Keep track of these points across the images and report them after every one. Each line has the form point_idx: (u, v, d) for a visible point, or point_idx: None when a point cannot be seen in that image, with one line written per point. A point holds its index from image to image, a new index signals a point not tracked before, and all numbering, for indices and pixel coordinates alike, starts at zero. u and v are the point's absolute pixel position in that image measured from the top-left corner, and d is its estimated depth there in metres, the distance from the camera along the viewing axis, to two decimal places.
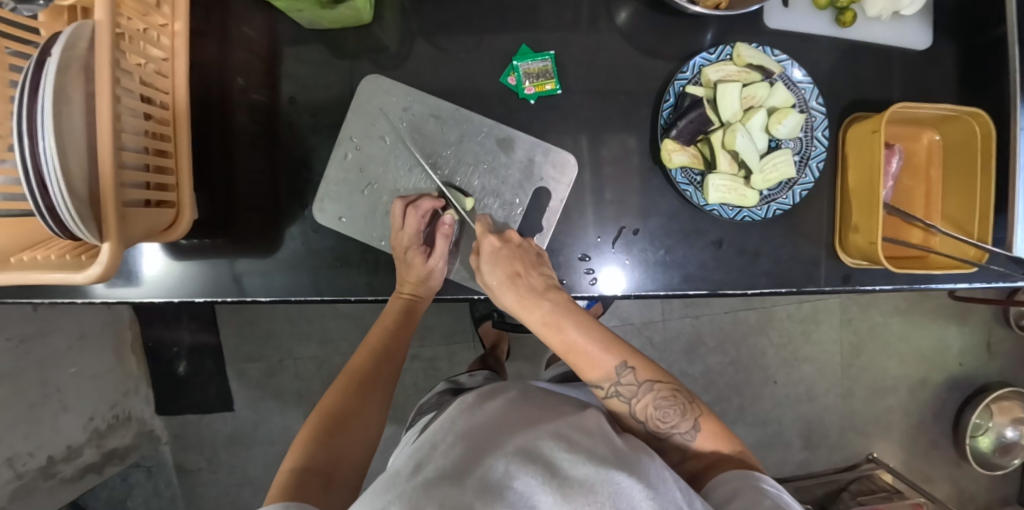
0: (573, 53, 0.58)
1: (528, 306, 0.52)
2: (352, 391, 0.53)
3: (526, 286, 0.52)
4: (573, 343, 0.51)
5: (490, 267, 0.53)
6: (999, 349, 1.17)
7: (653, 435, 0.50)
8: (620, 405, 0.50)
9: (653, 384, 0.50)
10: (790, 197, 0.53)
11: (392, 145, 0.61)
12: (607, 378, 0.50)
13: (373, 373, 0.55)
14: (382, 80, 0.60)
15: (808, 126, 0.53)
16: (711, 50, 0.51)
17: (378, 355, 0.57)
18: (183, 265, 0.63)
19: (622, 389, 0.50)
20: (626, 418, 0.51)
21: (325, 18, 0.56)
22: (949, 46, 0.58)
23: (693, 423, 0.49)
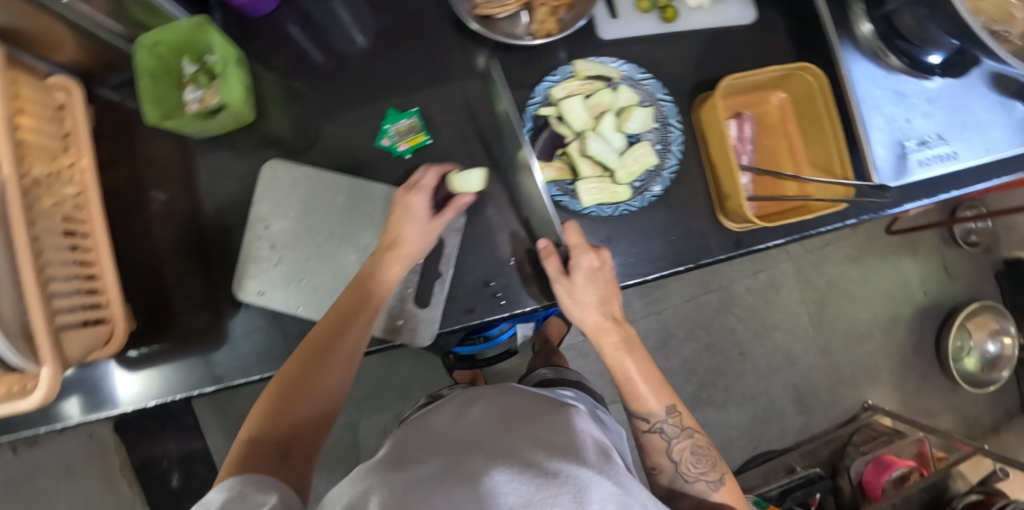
0: (444, 102, 0.64)
1: (608, 328, 0.56)
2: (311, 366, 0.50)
3: (611, 313, 0.56)
4: (632, 371, 0.56)
5: (585, 284, 0.54)
6: (956, 270, 1.19)
7: (678, 474, 0.54)
8: (660, 439, 0.54)
9: (693, 433, 0.55)
10: (661, 183, 0.57)
11: (295, 222, 0.61)
12: (661, 412, 0.55)
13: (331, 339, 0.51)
14: (280, 164, 0.61)
15: (661, 116, 0.57)
16: (554, 72, 0.57)
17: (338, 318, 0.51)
18: (157, 368, 0.66)
19: (669, 425, 0.55)
20: (657, 454, 0.55)
21: (211, 126, 0.61)
22: (775, 14, 0.63)
23: (718, 478, 0.53)
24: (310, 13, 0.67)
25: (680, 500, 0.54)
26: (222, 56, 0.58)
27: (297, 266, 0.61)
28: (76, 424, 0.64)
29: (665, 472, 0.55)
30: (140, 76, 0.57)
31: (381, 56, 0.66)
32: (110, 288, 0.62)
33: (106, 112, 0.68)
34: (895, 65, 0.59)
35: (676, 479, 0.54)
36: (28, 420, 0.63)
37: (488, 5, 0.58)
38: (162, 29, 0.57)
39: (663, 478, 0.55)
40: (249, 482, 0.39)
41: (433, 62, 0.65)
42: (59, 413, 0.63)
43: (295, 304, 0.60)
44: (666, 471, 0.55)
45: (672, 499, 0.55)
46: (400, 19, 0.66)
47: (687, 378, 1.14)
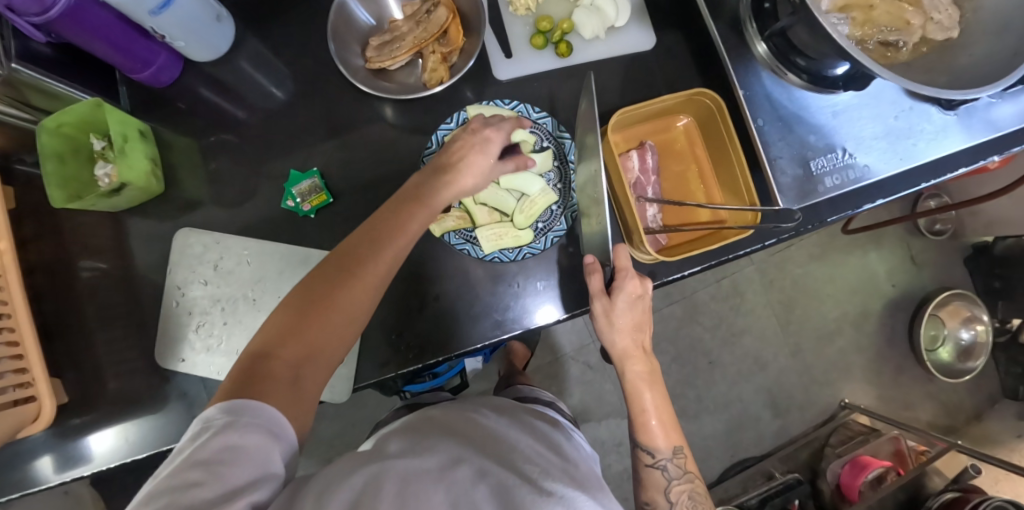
0: (353, 153, 0.64)
1: (636, 357, 0.54)
2: (348, 263, 0.43)
3: (643, 344, 0.54)
4: (643, 408, 0.53)
5: (626, 309, 0.52)
6: (924, 259, 1.17)
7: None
8: (659, 477, 0.52)
9: (693, 479, 0.52)
10: (564, 222, 0.56)
11: (211, 288, 0.62)
12: (667, 450, 0.52)
13: (350, 253, 0.44)
14: (191, 232, 0.62)
15: (560, 154, 0.57)
16: (448, 121, 0.57)
17: (374, 230, 0.45)
18: (133, 426, 0.66)
19: (671, 464, 0.52)
20: (652, 491, 0.52)
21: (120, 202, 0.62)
22: (676, 36, 0.62)
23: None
24: (218, 75, 0.67)
25: None
26: (123, 138, 0.59)
27: (214, 330, 0.61)
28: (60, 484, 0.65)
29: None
30: (43, 158, 0.58)
31: (289, 113, 0.66)
32: (35, 364, 0.62)
33: (28, 188, 0.69)
34: (795, 82, 0.58)
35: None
36: (17, 483, 0.65)
37: (379, 58, 0.58)
38: (62, 112, 0.58)
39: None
40: (252, 410, 0.35)
41: (340, 114, 0.65)
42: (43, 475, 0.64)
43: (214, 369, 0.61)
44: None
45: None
46: (307, 76, 0.66)
47: None
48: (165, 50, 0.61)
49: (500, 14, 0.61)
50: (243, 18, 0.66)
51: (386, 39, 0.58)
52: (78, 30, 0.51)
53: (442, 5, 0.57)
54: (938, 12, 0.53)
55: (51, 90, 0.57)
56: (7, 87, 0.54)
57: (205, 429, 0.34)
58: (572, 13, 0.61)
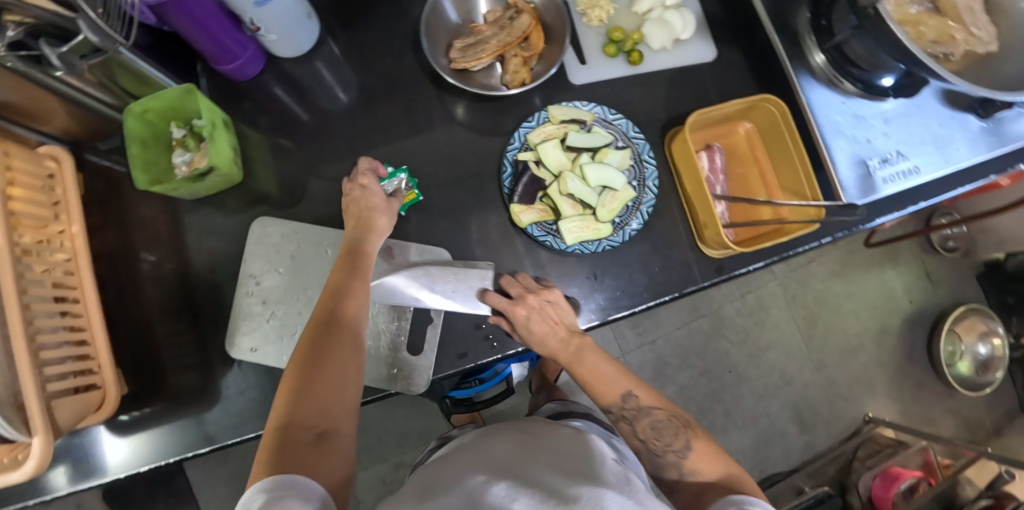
0: (427, 149, 0.66)
1: (560, 339, 0.54)
2: (321, 337, 0.49)
3: (558, 337, 0.54)
4: (593, 372, 0.54)
5: (535, 318, 0.53)
6: (939, 276, 1.22)
7: (651, 453, 0.51)
8: (625, 428, 0.52)
9: (653, 411, 0.52)
10: (640, 217, 0.59)
11: (286, 278, 0.62)
12: (619, 401, 0.53)
13: (327, 320, 0.50)
14: (266, 223, 0.63)
15: (635, 154, 0.60)
16: (530, 119, 0.59)
17: (329, 298, 0.51)
18: (149, 431, 0.65)
19: (627, 411, 0.52)
20: (629, 439, 0.52)
21: (197, 189, 0.62)
22: (734, 51, 0.67)
23: (683, 446, 0.49)
24: (293, 74, 0.69)
25: (667, 477, 0.50)
26: (213, 121, 0.60)
27: (288, 321, 0.62)
28: (70, 493, 0.63)
29: (644, 455, 0.51)
30: (130, 140, 0.58)
31: (363, 111, 0.68)
32: (99, 350, 0.62)
33: (95, 178, 0.69)
34: (850, 91, 0.62)
35: (651, 458, 0.51)
36: (23, 492, 0.62)
37: (464, 58, 0.61)
38: (152, 97, 0.58)
39: (646, 463, 0.52)
40: (286, 483, 0.39)
41: (413, 114, 0.68)
42: (51, 483, 0.62)
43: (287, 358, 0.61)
44: (640, 453, 0.52)
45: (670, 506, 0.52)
46: (381, 77, 0.69)
47: (685, 404, 1.14)
48: (252, 44, 0.63)
49: (574, 24, 0.65)
50: (322, 22, 0.69)
51: (469, 42, 0.61)
52: (182, 14, 0.53)
53: (525, 12, 0.61)
54: (979, 28, 0.58)
55: (143, 74, 0.58)
56: (104, 69, 0.55)
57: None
58: (641, 25, 0.65)
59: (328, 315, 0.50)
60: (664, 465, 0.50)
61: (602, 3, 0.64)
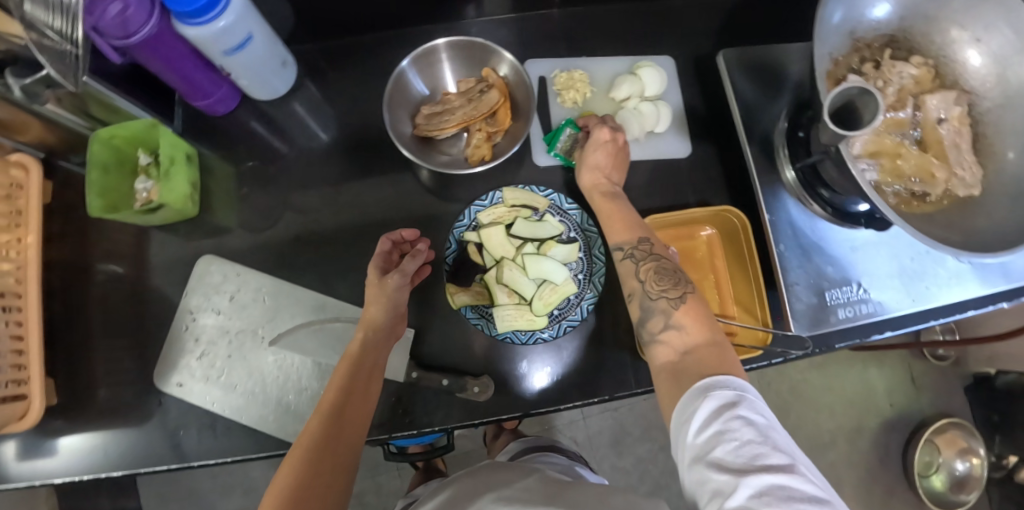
0: (385, 206, 0.66)
1: (599, 183, 0.56)
2: (329, 429, 0.46)
3: (607, 182, 0.56)
4: (615, 210, 0.54)
5: (593, 152, 0.57)
6: (924, 382, 1.16)
7: (644, 295, 0.48)
8: (626, 263, 0.50)
9: (659, 257, 0.50)
10: (579, 312, 0.57)
11: (222, 319, 0.62)
12: (631, 239, 0.51)
13: (341, 416, 0.47)
14: (212, 262, 0.64)
15: (585, 247, 0.58)
16: (482, 197, 0.58)
17: (337, 411, 0.47)
18: (67, 444, 0.64)
19: (639, 250, 0.50)
20: (627, 278, 0.50)
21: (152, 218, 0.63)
22: (710, 147, 0.65)
23: (679, 295, 0.46)
24: (269, 112, 0.70)
25: (648, 327, 0.46)
26: (171, 157, 0.61)
27: (216, 363, 0.62)
28: None
29: (635, 296, 0.48)
30: (90, 165, 0.59)
31: (330, 159, 0.68)
32: (31, 363, 0.62)
33: (63, 187, 0.70)
34: (818, 212, 0.59)
35: (642, 302, 0.47)
36: None
37: (428, 125, 0.60)
38: (117, 126, 0.60)
39: (634, 308, 0.48)
40: None
41: (378, 169, 0.67)
42: None
43: (208, 400, 0.60)
44: (636, 296, 0.48)
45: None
46: (353, 127, 0.69)
47: (642, 478, 1.10)
48: (226, 83, 0.64)
49: (548, 103, 0.64)
50: (304, 64, 0.70)
51: (436, 110, 0.61)
52: (154, 57, 0.54)
53: (495, 88, 0.60)
54: (963, 168, 0.55)
55: (115, 106, 0.59)
56: (71, 97, 0.56)
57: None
58: (615, 112, 0.64)
59: (345, 405, 0.48)
60: (652, 312, 0.47)
61: (578, 85, 0.63)
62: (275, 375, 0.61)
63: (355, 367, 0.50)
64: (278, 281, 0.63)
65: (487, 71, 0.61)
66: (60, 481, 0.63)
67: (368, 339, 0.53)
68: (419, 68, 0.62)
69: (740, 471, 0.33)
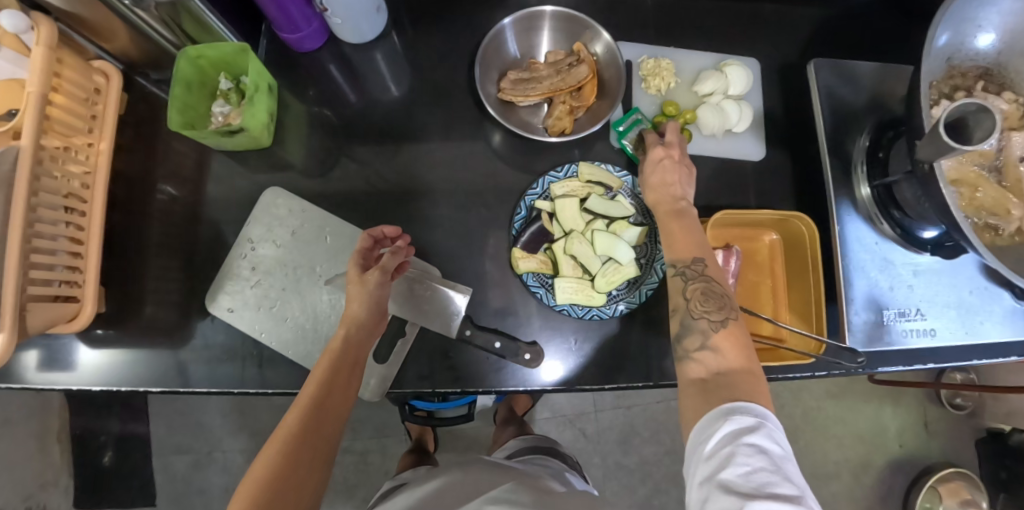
0: (453, 164, 0.66)
1: (660, 193, 0.53)
2: (309, 424, 0.47)
3: (671, 196, 0.53)
4: (681, 228, 0.51)
5: (655, 165, 0.55)
6: (937, 428, 1.16)
7: (687, 313, 0.47)
8: (676, 281, 0.48)
9: (710, 279, 0.47)
10: (638, 295, 0.57)
11: (281, 253, 0.63)
12: (686, 259, 0.49)
13: (321, 412, 0.49)
14: (280, 195, 0.64)
15: (652, 233, 0.58)
16: (558, 169, 0.58)
17: (315, 405, 0.48)
18: (112, 354, 0.65)
19: (691, 270, 0.48)
20: (672, 294, 0.48)
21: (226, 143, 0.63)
22: (785, 154, 0.65)
23: (721, 319, 0.46)
24: (351, 57, 0.70)
25: (685, 342, 0.46)
26: (257, 86, 0.61)
27: (269, 295, 0.62)
28: (21, 388, 0.63)
29: (677, 314, 0.47)
30: (176, 81, 0.59)
31: (403, 111, 0.68)
32: (88, 269, 0.62)
33: (138, 100, 0.70)
34: (886, 232, 0.59)
35: (683, 319, 0.47)
36: None
37: (512, 91, 0.60)
38: (208, 46, 0.59)
39: (673, 323, 0.48)
40: None
41: (450, 127, 0.67)
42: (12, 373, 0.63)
43: (257, 330, 0.61)
44: (677, 313, 0.48)
45: None
46: (430, 82, 0.68)
47: (642, 480, 1.11)
48: (317, 21, 0.64)
49: (631, 87, 0.64)
50: (392, 15, 0.70)
51: (523, 77, 0.61)
52: None
53: (585, 63, 0.60)
54: None
55: (207, 24, 0.60)
56: (170, 8, 0.56)
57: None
58: (698, 106, 0.63)
59: (325, 402, 0.49)
60: (692, 330, 0.46)
61: (665, 74, 0.63)
62: (327, 316, 0.62)
63: (337, 362, 0.51)
64: (338, 227, 0.64)
65: (579, 46, 0.61)
66: (101, 388, 0.64)
67: (351, 335, 0.53)
68: (515, 31, 0.62)
69: (748, 495, 0.34)
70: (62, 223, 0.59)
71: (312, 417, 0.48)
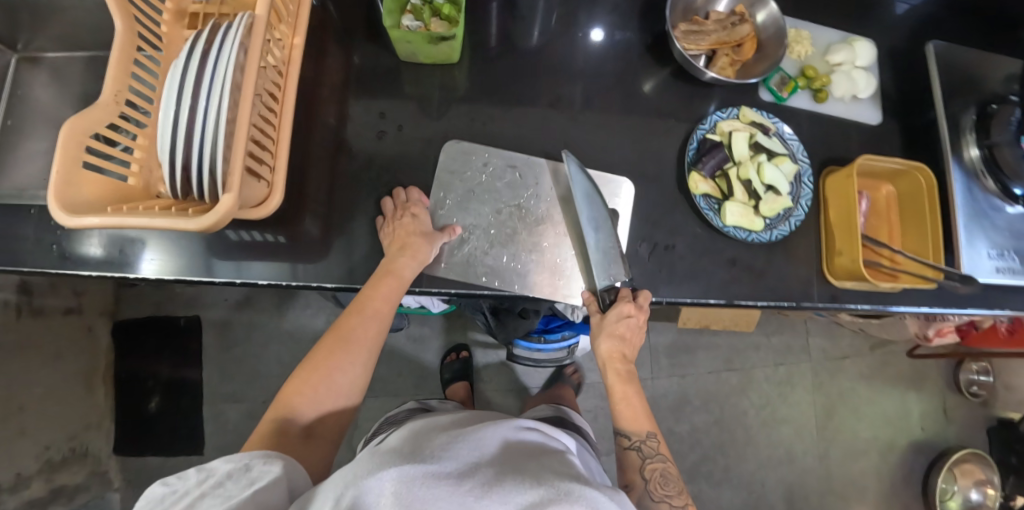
0: (612, 96, 0.68)
1: (616, 358, 0.63)
2: (332, 351, 0.57)
3: (620, 350, 0.63)
4: (608, 348, 0.62)
5: (613, 321, 0.60)
6: (955, 414, 1.28)
7: (647, 493, 0.57)
8: (635, 456, 0.60)
9: (664, 461, 0.60)
10: (788, 226, 0.63)
11: (472, 192, 0.64)
12: (643, 435, 0.61)
13: (348, 343, 0.58)
14: (463, 144, 0.65)
15: (799, 173, 0.64)
16: (723, 110, 0.64)
17: (342, 346, 0.58)
18: (242, 247, 0.60)
19: (645, 446, 0.61)
20: (631, 472, 0.60)
21: (426, 51, 0.63)
22: (901, 121, 0.72)
23: (679, 505, 0.56)
24: None
25: None
26: None
27: (467, 240, 0.62)
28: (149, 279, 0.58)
29: (636, 491, 0.58)
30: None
31: (561, 37, 0.69)
32: (278, 156, 0.56)
33: None
34: (989, 188, 0.67)
35: (642, 497, 0.57)
36: (109, 263, 0.58)
37: (685, 40, 0.65)
38: None
39: (631, 498, 0.58)
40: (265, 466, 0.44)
41: (612, 63, 0.69)
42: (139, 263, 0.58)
43: (437, 269, 0.62)
44: (636, 491, 0.58)
45: None
46: (593, 18, 0.70)
47: (694, 445, 1.16)
48: None
49: None
50: None
51: (692, 28, 0.67)
52: None
53: (748, 22, 0.66)
54: None
55: None
56: None
57: (222, 483, 0.42)
58: (830, 72, 0.71)
59: (350, 341, 0.58)
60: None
61: (805, 42, 0.70)
62: (535, 250, 0.62)
63: (339, 337, 0.58)
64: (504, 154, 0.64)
65: (740, 9, 0.67)
66: (239, 282, 0.59)
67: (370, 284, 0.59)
68: None
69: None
70: (261, 97, 0.53)
71: (330, 343, 0.58)
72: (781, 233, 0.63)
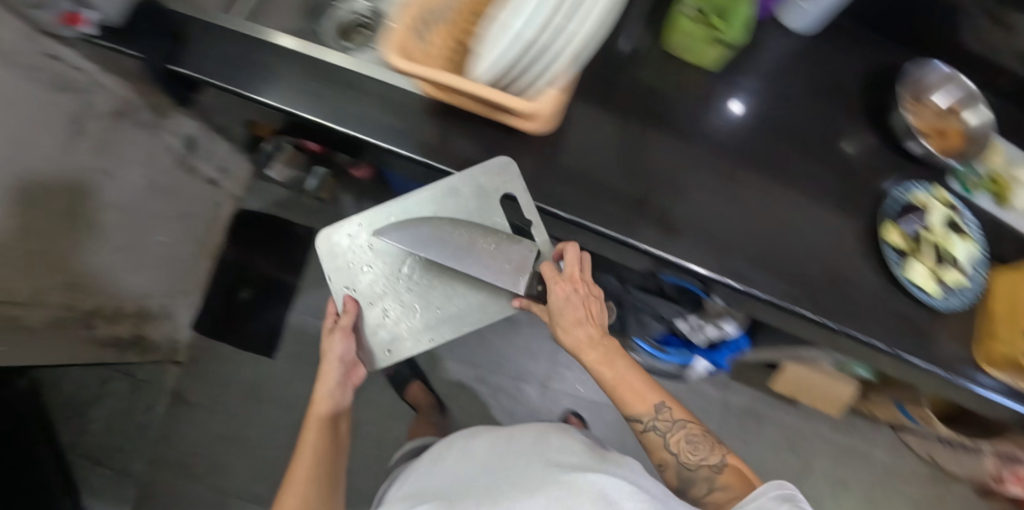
0: (825, 136, 0.72)
1: (587, 348, 0.69)
2: (312, 433, 0.76)
3: (587, 332, 0.69)
4: (575, 338, 0.68)
5: (569, 301, 0.67)
6: None
7: (682, 465, 0.68)
8: (657, 436, 0.69)
9: (683, 424, 0.69)
10: (960, 302, 0.68)
11: (369, 248, 0.77)
12: (650, 412, 0.68)
13: (329, 440, 0.77)
14: (328, 238, 0.76)
15: (976, 261, 0.70)
16: (922, 183, 0.71)
17: (321, 424, 0.77)
18: (485, 153, 0.65)
19: (660, 423, 0.68)
20: (660, 451, 0.69)
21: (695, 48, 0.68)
22: None
23: (718, 461, 0.67)
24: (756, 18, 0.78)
25: (693, 490, 0.67)
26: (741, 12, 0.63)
27: (366, 311, 0.78)
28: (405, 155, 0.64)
29: (671, 465, 0.69)
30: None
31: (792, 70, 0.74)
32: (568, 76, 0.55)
33: None
34: None
35: (682, 471, 0.68)
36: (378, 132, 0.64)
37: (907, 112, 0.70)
38: None
39: (674, 474, 0.69)
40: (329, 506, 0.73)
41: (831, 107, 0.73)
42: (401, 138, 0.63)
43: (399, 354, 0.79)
44: (671, 465, 0.69)
45: (682, 491, 0.68)
46: (825, 64, 0.75)
47: None
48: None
49: None
50: None
51: (912, 107, 0.71)
52: None
53: (961, 120, 0.73)
54: None
55: None
56: None
57: None
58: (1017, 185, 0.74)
59: (320, 427, 0.76)
60: (693, 482, 0.67)
61: (996, 153, 0.76)
62: (450, 297, 0.78)
63: (318, 416, 0.77)
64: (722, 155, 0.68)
65: (956, 107, 0.73)
66: (479, 182, 0.63)
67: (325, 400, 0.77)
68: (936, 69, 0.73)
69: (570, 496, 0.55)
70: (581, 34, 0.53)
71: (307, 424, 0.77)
72: (955, 304, 0.68)
